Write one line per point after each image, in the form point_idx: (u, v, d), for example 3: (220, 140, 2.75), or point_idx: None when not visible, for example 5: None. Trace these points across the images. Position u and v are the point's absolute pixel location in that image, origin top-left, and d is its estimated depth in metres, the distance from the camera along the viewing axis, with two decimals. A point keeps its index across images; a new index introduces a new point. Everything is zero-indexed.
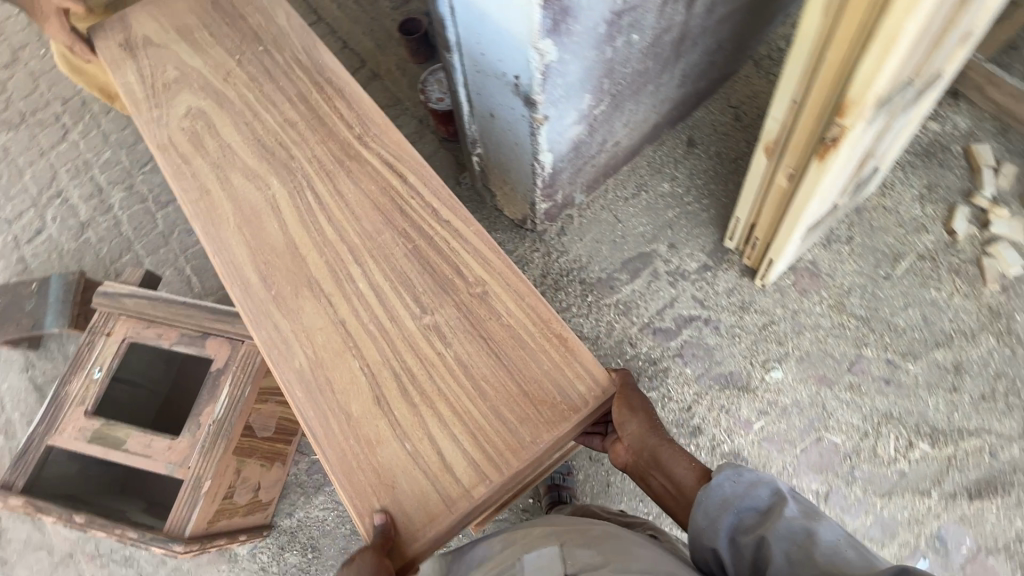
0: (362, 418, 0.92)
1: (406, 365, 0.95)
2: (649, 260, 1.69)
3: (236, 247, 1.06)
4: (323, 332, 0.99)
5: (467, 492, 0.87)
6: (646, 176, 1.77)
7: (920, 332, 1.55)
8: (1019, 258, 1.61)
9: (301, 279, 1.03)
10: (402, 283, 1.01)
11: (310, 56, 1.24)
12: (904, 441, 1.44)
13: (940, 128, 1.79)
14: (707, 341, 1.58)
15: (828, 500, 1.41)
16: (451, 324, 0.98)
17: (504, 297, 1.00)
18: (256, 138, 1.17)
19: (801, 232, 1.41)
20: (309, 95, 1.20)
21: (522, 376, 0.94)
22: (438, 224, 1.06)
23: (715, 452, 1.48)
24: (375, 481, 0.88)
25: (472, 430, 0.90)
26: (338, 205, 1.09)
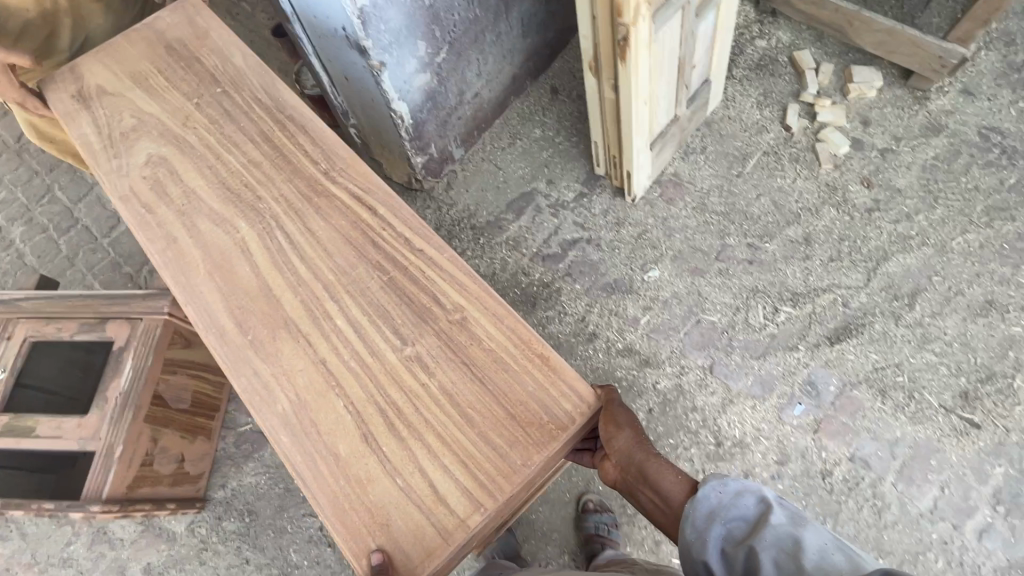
0: (348, 458, 0.90)
1: (387, 400, 0.93)
2: (531, 198, 1.83)
3: (208, 295, 1.03)
4: (303, 374, 0.96)
5: (463, 523, 0.84)
6: (518, 126, 1.93)
7: (772, 215, 1.74)
8: (846, 139, 1.83)
9: (277, 322, 1.00)
10: (378, 314, 1.00)
11: (270, 94, 1.21)
12: (770, 308, 1.61)
13: (766, 44, 2.02)
14: (591, 258, 1.73)
15: (714, 371, 1.56)
16: (432, 353, 0.96)
17: (483, 317, 0.98)
18: (222, 181, 1.13)
19: (643, 141, 1.59)
20: (273, 133, 1.17)
21: (509, 400, 0.91)
22: (410, 252, 1.04)
23: (611, 351, 1.61)
24: (367, 520, 0.86)
25: (463, 459, 0.88)
26: (310, 239, 1.07)
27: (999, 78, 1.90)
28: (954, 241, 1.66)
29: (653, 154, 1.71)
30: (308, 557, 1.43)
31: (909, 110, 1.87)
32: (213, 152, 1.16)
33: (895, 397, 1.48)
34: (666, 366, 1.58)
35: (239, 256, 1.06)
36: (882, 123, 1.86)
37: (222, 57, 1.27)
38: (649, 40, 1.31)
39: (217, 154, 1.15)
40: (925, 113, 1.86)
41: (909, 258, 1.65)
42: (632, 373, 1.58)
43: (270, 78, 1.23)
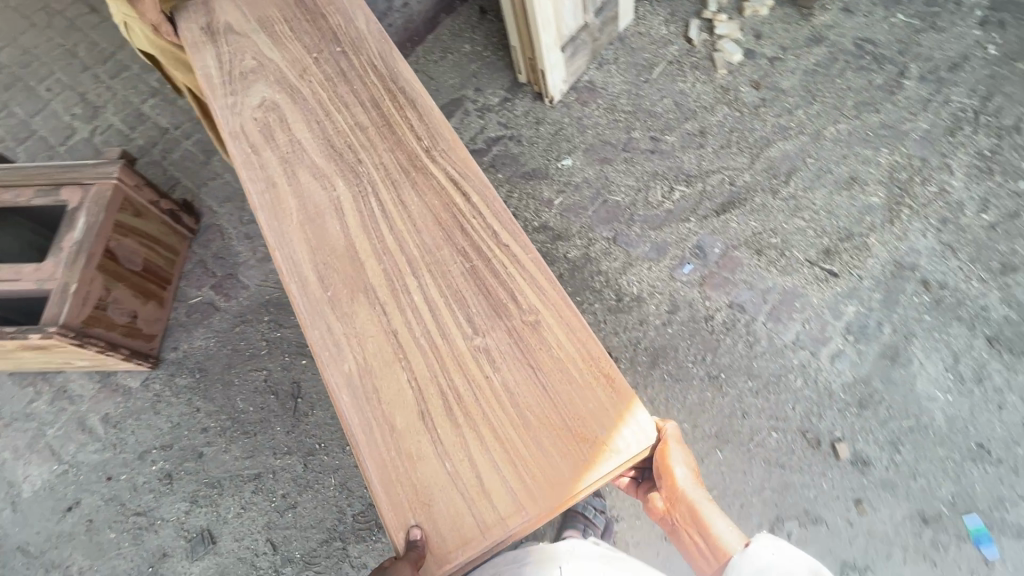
0: (404, 433, 1.01)
1: (455, 385, 1.04)
2: (460, 103, 2.02)
3: (298, 245, 1.20)
4: (375, 340, 1.09)
5: (502, 521, 0.94)
6: (449, 42, 2.11)
7: (673, 112, 1.96)
8: (739, 49, 2.05)
9: (359, 287, 1.15)
10: (454, 302, 1.12)
11: (384, 62, 1.40)
12: (667, 188, 1.83)
13: None
14: (512, 151, 1.93)
15: (617, 241, 1.77)
16: (500, 350, 1.07)
17: (556, 328, 1.07)
18: (327, 139, 1.32)
19: (549, 36, 1.79)
20: (383, 100, 1.35)
21: (568, 412, 1.00)
22: (497, 246, 1.16)
23: (529, 228, 1.81)
24: (412, 494, 0.96)
25: (512, 459, 0.97)
26: (400, 212, 1.21)
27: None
28: (826, 130, 1.90)
29: (564, 56, 1.91)
30: (254, 404, 1.60)
31: (796, 25, 2.10)
32: (327, 111, 1.36)
33: (768, 255, 1.72)
34: (576, 239, 1.79)
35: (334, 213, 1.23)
36: (772, 36, 2.09)
37: (347, 23, 1.47)
38: None
39: (328, 113, 1.34)
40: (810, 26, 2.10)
41: (788, 144, 1.88)
42: (546, 245, 1.79)
43: (387, 52, 1.42)
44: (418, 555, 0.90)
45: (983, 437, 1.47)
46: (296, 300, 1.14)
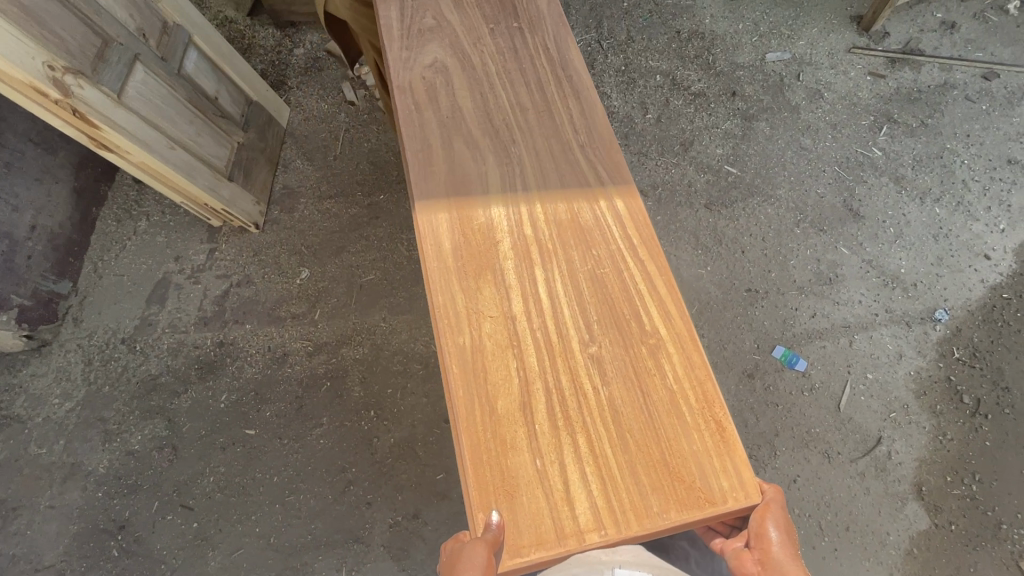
0: (505, 421, 0.84)
1: (562, 388, 0.87)
2: (166, 282, 1.82)
3: (417, 161, 1.06)
4: (487, 303, 0.93)
5: (581, 535, 0.77)
6: (117, 229, 1.89)
7: (374, 172, 1.97)
8: None
9: (475, 238, 0.99)
10: (579, 305, 0.94)
11: (556, 45, 1.20)
12: (407, 240, 1.83)
13: (305, 49, 2.26)
14: (247, 295, 1.78)
15: (393, 315, 1.72)
16: (614, 361, 0.89)
17: (677, 357, 0.90)
18: (472, 74, 1.16)
19: (208, 176, 1.67)
20: (548, 84, 1.15)
21: (672, 449, 0.83)
22: (635, 263, 0.98)
23: (307, 356, 1.68)
24: (498, 480, 0.80)
25: (606, 479, 0.80)
26: (540, 201, 1.03)
27: None
28: None
29: (239, 182, 1.81)
30: None
31: None
32: (489, 84, 1.14)
33: None
34: (357, 337, 1.70)
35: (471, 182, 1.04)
36: None
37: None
38: (118, 98, 1.39)
39: (475, 48, 1.18)
40: None
41: None
42: (333, 360, 1.67)
43: (564, 37, 1.20)
44: (494, 538, 0.75)
45: (748, 283, 1.69)
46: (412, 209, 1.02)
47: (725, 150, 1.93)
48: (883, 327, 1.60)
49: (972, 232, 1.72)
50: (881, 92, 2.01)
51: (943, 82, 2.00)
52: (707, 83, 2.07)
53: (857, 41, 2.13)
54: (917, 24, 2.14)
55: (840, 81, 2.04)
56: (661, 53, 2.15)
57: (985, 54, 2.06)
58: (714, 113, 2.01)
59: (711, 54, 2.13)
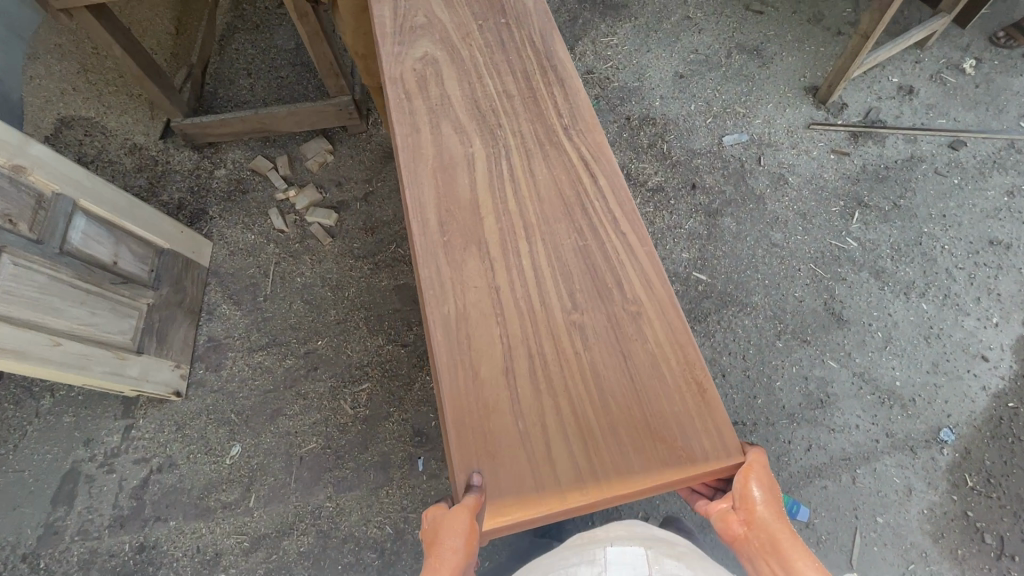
0: (488, 383, 0.83)
1: (546, 355, 0.85)
2: (73, 475, 1.57)
3: (405, 129, 1.02)
4: (466, 254, 0.92)
5: (563, 496, 0.76)
6: (15, 413, 1.64)
7: (310, 312, 1.77)
8: (330, 209, 1.95)
9: (454, 195, 0.96)
10: (563, 273, 0.91)
11: (530, 3, 1.15)
12: (351, 396, 1.62)
13: (227, 170, 2.06)
14: (170, 483, 1.55)
15: (340, 494, 1.50)
16: (597, 322, 0.88)
17: (658, 321, 0.88)
18: (461, 27, 1.12)
19: (109, 359, 1.44)
20: (535, 72, 1.07)
21: (654, 410, 0.83)
22: (617, 235, 0.94)
23: (242, 556, 1.45)
24: (478, 440, 0.80)
25: (586, 438, 0.80)
26: (524, 179, 0.98)
27: None
28: None
29: (150, 353, 1.58)
30: None
31: (364, 154, 2.07)
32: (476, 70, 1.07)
33: None
34: (300, 526, 1.47)
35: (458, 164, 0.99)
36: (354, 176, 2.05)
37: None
38: None
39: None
40: (373, 146, 2.09)
41: None
42: (273, 558, 1.45)
43: (552, 29, 1.11)
44: (477, 498, 0.74)
45: (734, 415, 1.52)
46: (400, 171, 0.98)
47: (691, 254, 1.78)
48: (886, 456, 1.44)
49: (965, 329, 1.59)
50: (846, 171, 1.89)
51: (909, 156, 1.89)
52: (664, 176, 1.93)
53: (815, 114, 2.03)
54: (874, 91, 2.05)
55: (803, 162, 1.91)
56: (612, 145, 2.00)
57: (947, 120, 1.96)
58: (676, 210, 1.86)
59: (665, 141, 2.00)
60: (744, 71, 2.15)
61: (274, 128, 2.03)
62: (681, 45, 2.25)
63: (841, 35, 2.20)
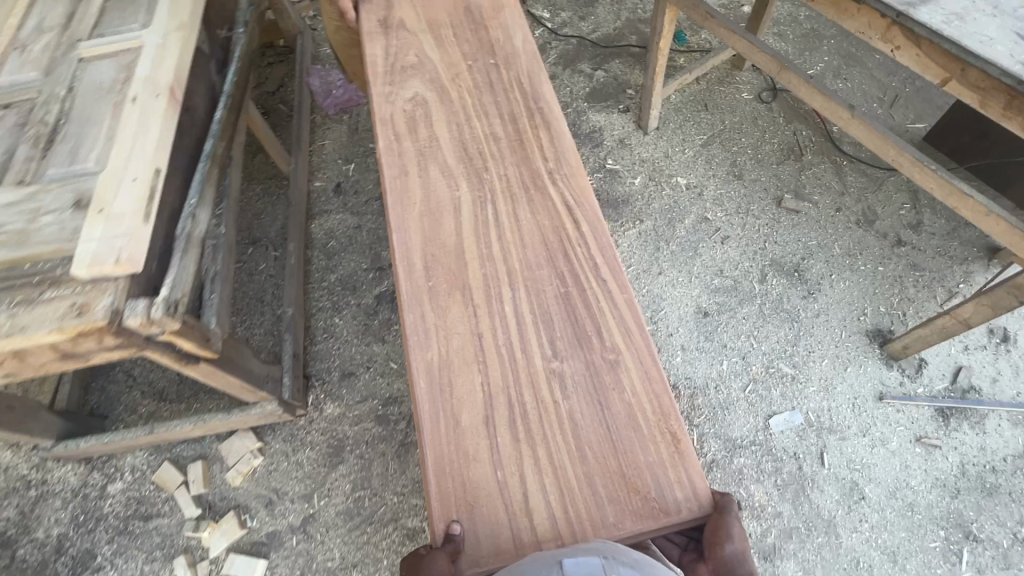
0: (471, 440, 1.56)
1: (531, 411, 1.60)
2: None
3: (412, 231, 1.89)
4: (461, 342, 1.70)
5: (533, 540, 1.44)
6: None
7: None
8: (249, 553, 2.16)
9: (460, 289, 1.79)
10: (546, 332, 1.71)
11: (530, 81, 2.22)
12: None
13: (140, 489, 2.29)
14: None
15: None
16: (568, 373, 1.65)
17: (628, 369, 1.63)
18: (465, 149, 2.07)
19: None
20: (519, 123, 2.12)
21: (631, 464, 1.52)
22: (593, 285, 1.75)
23: None
24: (462, 494, 1.48)
25: (558, 485, 1.51)
26: (513, 239, 1.86)
27: (361, 334, 2.52)
28: None
29: None
30: None
31: (297, 465, 2.30)
32: (467, 123, 2.12)
33: None
34: None
35: (449, 220, 1.88)
36: (285, 484, 2.28)
37: (505, 39, 2.34)
38: None
39: (470, 123, 2.12)
40: (315, 430, 2.35)
41: None
42: None
43: (536, 91, 2.20)
44: (453, 548, 1.39)
45: None
46: (406, 282, 1.78)
47: None
48: None
49: None
50: (930, 464, 2.20)
51: (1004, 442, 2.24)
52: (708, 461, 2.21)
53: (889, 387, 2.35)
54: (962, 344, 2.45)
55: (882, 454, 2.22)
56: None
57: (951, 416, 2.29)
58: None
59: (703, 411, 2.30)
60: (788, 303, 2.49)
61: (191, 437, 2.32)
62: (707, 264, 2.59)
63: (900, 245, 2.58)
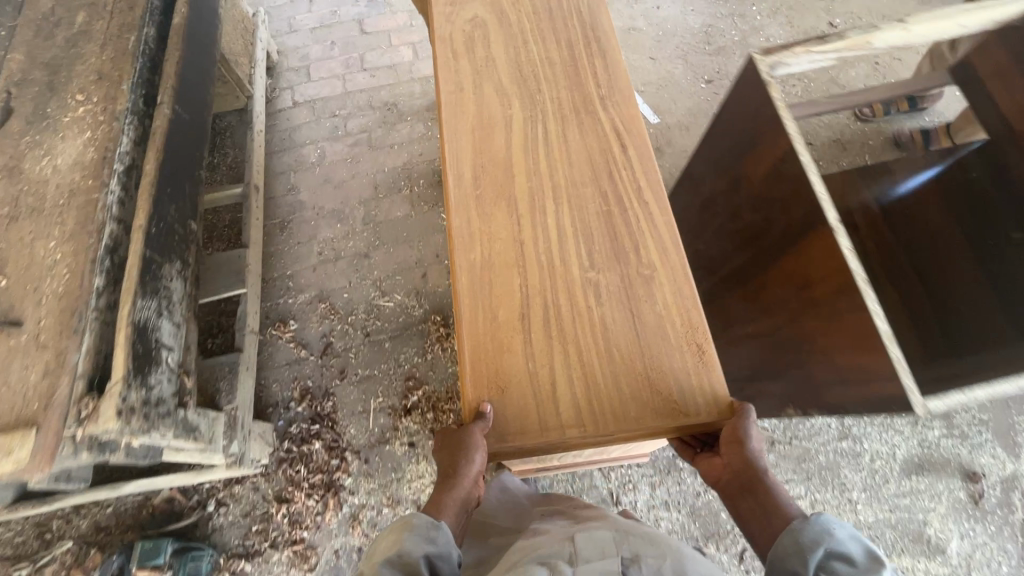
0: (505, 326, 1.04)
1: (560, 305, 1.05)
2: None
3: (464, 149, 1.21)
4: (494, 210, 1.14)
5: (562, 424, 0.96)
6: None
7: None
8: None
9: (503, 197, 1.15)
10: (582, 238, 1.11)
11: (600, 21, 1.36)
12: None
13: None
14: None
15: None
16: (610, 282, 1.07)
17: (666, 285, 1.06)
18: (516, 69, 1.29)
19: None
20: (580, 53, 1.31)
21: (644, 356, 1.01)
22: (637, 200, 1.14)
23: None
24: (493, 375, 1.00)
25: (580, 368, 1.00)
26: (559, 143, 1.21)
27: None
28: None
29: None
30: None
31: None
32: (525, 53, 1.32)
33: None
34: None
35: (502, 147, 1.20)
36: None
37: None
38: None
39: (524, 42, 1.33)
40: None
41: None
42: None
43: (602, 22, 1.35)
44: (484, 424, 0.95)
45: None
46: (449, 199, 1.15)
47: None
48: None
49: None
50: None
51: None
52: None
53: None
54: None
55: None
56: None
57: None
58: None
59: None
60: None
61: None
62: None
63: None
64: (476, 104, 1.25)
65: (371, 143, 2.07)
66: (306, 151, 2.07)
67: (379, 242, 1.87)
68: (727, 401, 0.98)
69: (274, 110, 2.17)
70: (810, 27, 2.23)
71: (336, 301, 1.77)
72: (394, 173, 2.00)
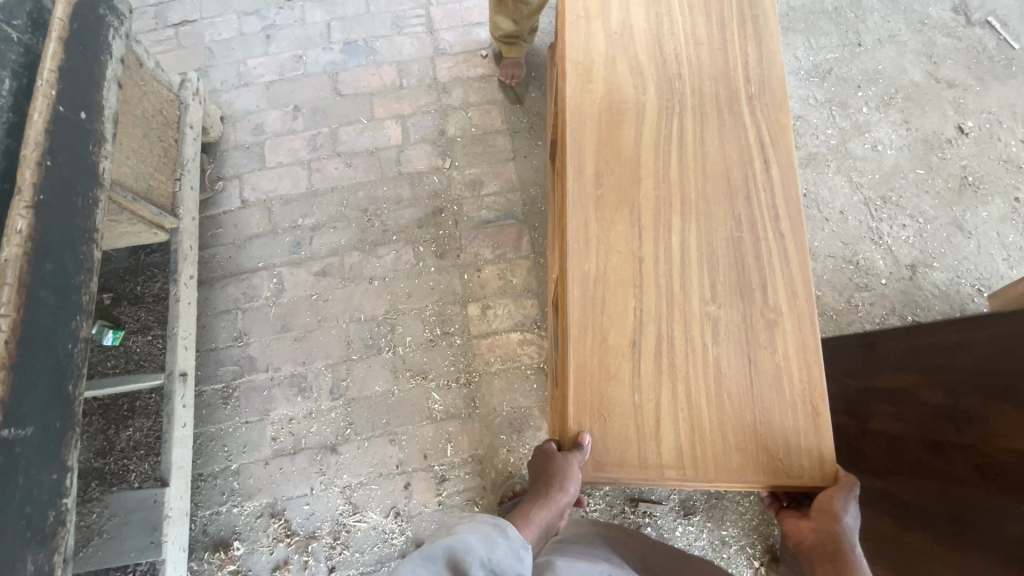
0: (615, 346, 0.89)
1: (673, 335, 0.89)
2: None
3: (587, 107, 0.99)
4: (612, 192, 0.95)
5: (662, 472, 0.85)
6: None
7: None
8: None
9: (627, 173, 0.96)
10: (707, 257, 0.92)
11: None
12: None
13: None
14: None
15: None
16: (733, 319, 0.90)
17: (791, 336, 0.89)
18: (658, 17, 1.04)
19: None
20: (728, 24, 1.03)
21: (761, 412, 0.86)
22: (773, 231, 0.93)
23: None
24: (597, 402, 0.87)
25: (688, 411, 0.87)
26: (695, 134, 0.98)
27: None
28: None
29: None
30: None
31: None
32: (668, 16, 1.04)
33: None
34: None
35: (629, 119, 0.98)
36: None
37: None
38: None
39: None
40: None
41: None
42: None
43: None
44: (581, 456, 0.84)
45: None
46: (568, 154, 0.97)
47: None
48: None
49: None
50: None
51: None
52: None
53: None
54: None
55: None
56: None
57: None
58: None
59: None
60: None
61: None
62: None
63: None
64: (608, 63, 1.01)
65: (344, 273, 1.57)
66: (258, 280, 1.57)
67: (350, 430, 1.45)
68: (833, 468, 0.85)
69: (216, 212, 1.64)
70: (933, 131, 1.67)
71: (293, 517, 1.39)
72: (372, 324, 1.53)
